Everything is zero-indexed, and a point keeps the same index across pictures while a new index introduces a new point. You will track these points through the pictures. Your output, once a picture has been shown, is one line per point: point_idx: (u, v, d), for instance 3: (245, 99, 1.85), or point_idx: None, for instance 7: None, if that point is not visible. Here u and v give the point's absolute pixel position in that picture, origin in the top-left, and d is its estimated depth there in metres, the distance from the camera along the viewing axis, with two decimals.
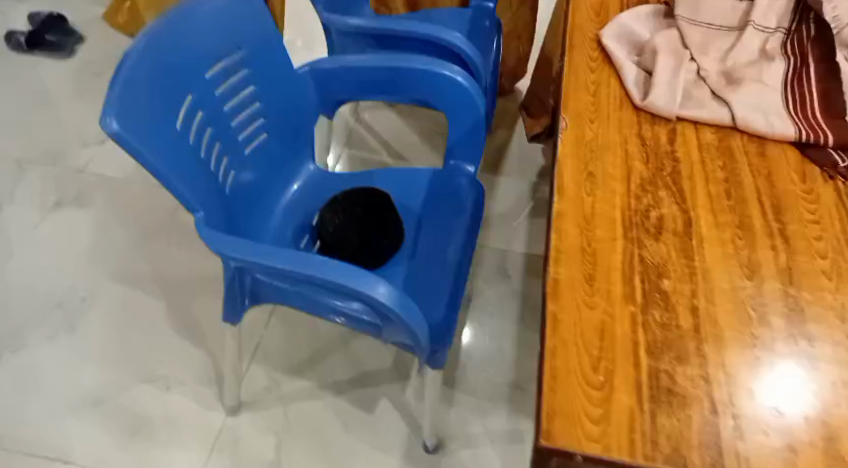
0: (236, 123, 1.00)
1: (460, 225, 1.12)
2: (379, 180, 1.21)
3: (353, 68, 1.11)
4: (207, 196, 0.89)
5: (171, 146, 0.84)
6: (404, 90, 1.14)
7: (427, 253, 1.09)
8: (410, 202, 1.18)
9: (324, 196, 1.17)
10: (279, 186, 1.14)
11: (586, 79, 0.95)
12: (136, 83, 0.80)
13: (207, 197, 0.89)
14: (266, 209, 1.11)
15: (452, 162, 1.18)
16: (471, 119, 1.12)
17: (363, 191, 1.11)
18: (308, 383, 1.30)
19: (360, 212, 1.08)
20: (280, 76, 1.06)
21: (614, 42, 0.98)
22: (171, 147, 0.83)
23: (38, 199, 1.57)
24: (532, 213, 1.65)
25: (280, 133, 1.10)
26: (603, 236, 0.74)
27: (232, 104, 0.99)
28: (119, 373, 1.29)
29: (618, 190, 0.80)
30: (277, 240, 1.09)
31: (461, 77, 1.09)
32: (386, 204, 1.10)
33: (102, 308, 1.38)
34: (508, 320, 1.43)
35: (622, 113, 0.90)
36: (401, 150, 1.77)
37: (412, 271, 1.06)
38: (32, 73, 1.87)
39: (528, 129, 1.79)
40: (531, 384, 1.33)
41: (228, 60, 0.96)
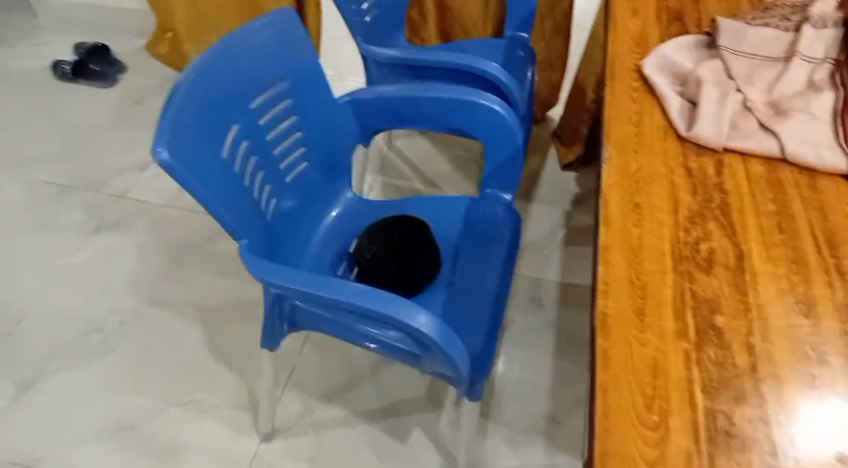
0: (277, 152, 1.02)
1: (498, 253, 1.11)
2: (415, 206, 1.19)
3: (393, 98, 1.12)
4: (251, 224, 0.90)
5: (218, 175, 0.85)
6: (441, 119, 1.14)
7: (464, 282, 1.08)
8: (447, 231, 1.16)
9: (361, 224, 1.17)
10: (318, 214, 1.14)
11: (628, 108, 0.94)
12: (185, 114, 0.82)
13: (251, 225, 0.90)
14: (305, 237, 1.11)
15: (488, 191, 1.18)
16: (510, 148, 1.12)
17: (400, 219, 1.11)
18: (341, 412, 1.28)
19: (396, 240, 1.08)
20: (320, 105, 1.07)
21: (656, 72, 0.98)
22: (217, 176, 0.85)
23: (79, 223, 1.60)
24: (566, 242, 1.63)
25: (320, 161, 1.11)
26: (652, 268, 0.72)
27: (273, 133, 1.00)
28: (154, 397, 1.29)
29: (666, 222, 0.78)
30: (315, 267, 1.09)
31: (498, 106, 1.09)
32: (423, 232, 1.09)
33: (138, 333, 1.39)
34: (542, 351, 1.40)
35: (666, 144, 0.89)
36: (433, 178, 1.77)
37: (452, 300, 1.04)
38: (76, 101, 1.93)
39: (561, 156, 1.79)
40: (566, 417, 1.30)
41: (271, 91, 0.98)
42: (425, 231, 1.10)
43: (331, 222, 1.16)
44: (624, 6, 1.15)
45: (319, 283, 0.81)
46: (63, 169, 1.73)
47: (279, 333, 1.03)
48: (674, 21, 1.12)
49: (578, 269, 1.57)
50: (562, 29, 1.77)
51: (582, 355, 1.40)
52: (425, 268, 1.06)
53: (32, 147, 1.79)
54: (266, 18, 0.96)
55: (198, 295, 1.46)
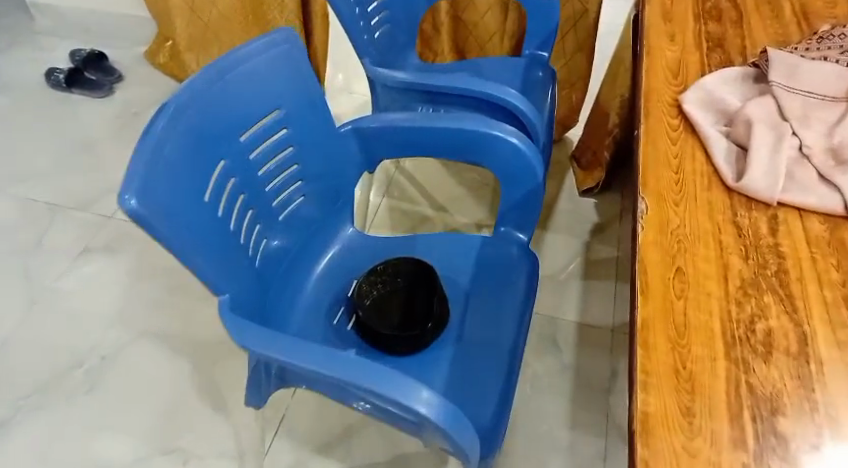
0: (268, 188, 0.92)
1: (512, 303, 0.98)
2: (423, 246, 1.07)
3: (401, 127, 1.01)
4: (236, 275, 0.80)
5: (198, 222, 0.75)
6: (453, 150, 1.03)
7: (474, 336, 0.94)
8: (455, 272, 1.04)
9: (364, 265, 1.05)
10: (316, 251, 1.03)
11: (667, 151, 0.83)
12: (163, 154, 0.72)
13: (236, 276, 0.80)
14: (300, 279, 1.00)
15: (503, 229, 1.07)
16: (529, 185, 1.01)
17: (404, 262, 1.00)
18: (336, 465, 1.17)
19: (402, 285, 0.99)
20: (321, 135, 0.97)
21: (699, 109, 0.87)
22: (198, 223, 0.75)
23: (66, 245, 1.51)
24: (585, 275, 1.51)
25: (317, 195, 1.00)
26: (700, 354, 0.61)
27: (265, 168, 0.90)
28: (134, 442, 1.19)
29: (715, 294, 0.67)
30: (310, 313, 0.98)
31: (516, 139, 0.98)
32: (430, 279, 0.98)
33: (122, 368, 1.29)
34: (558, 399, 1.29)
35: (712, 194, 0.78)
36: (443, 202, 1.65)
37: (460, 356, 0.92)
38: (72, 112, 1.84)
39: (581, 180, 1.66)
40: None
41: (263, 122, 0.88)
42: (432, 279, 0.97)
43: (329, 260, 1.05)
44: (659, 30, 1.04)
45: (311, 352, 0.70)
46: (54, 185, 1.64)
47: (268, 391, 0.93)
48: (716, 48, 1.01)
49: (598, 307, 1.45)
50: (585, 48, 1.66)
51: (601, 405, 1.28)
52: (429, 323, 0.93)
53: (23, 160, 1.70)
54: (264, 40, 0.85)
55: (188, 327, 1.36)
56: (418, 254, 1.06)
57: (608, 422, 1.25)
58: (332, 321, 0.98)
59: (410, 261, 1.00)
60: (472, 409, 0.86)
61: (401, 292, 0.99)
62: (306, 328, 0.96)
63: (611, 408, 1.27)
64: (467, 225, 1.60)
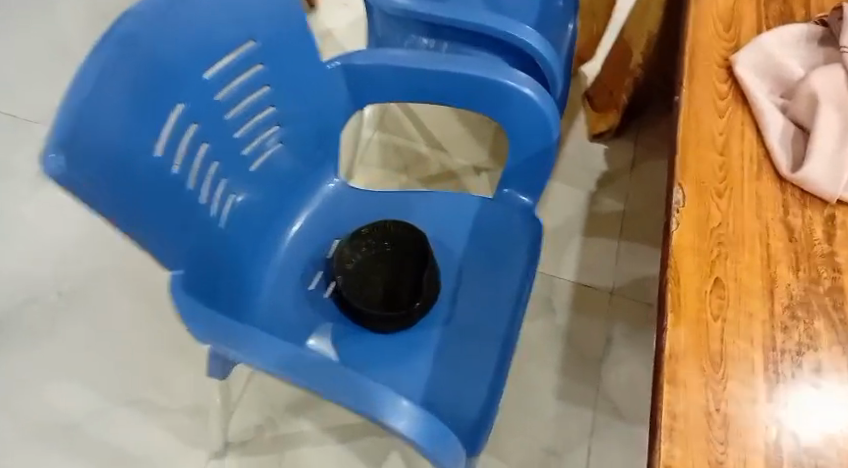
0: (238, 135, 0.80)
1: (510, 281, 0.88)
2: (415, 206, 0.95)
3: (401, 69, 0.88)
4: (188, 246, 0.70)
5: (142, 184, 0.64)
6: (457, 98, 0.90)
7: (466, 317, 0.84)
8: (449, 238, 0.92)
9: (348, 225, 0.94)
10: (294, 204, 0.92)
11: (711, 126, 0.70)
12: (102, 99, 0.58)
13: (187, 247, 0.70)
14: (276, 237, 0.89)
15: (505, 190, 0.96)
16: (540, 146, 0.90)
17: (394, 225, 0.89)
18: (307, 427, 1.10)
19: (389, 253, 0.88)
20: (301, 75, 0.83)
21: (753, 77, 0.73)
22: (142, 186, 0.63)
23: (25, 164, 1.37)
24: (587, 230, 1.38)
25: (295, 142, 0.88)
26: (737, 394, 0.51)
27: (233, 113, 0.78)
28: (94, 390, 1.12)
29: (756, 314, 0.56)
30: (283, 277, 0.88)
31: (529, 88, 0.86)
32: (422, 251, 0.87)
33: (84, 306, 1.20)
34: (547, 367, 1.20)
35: (760, 185, 0.65)
36: (441, 140, 1.51)
37: (449, 340, 0.82)
38: (34, 8, 1.63)
39: (592, 124, 1.51)
40: (570, 451, 1.12)
41: (233, 57, 0.74)
42: (424, 252, 0.87)
43: (308, 215, 0.93)
44: None
45: (282, 353, 0.61)
46: (13, 93, 1.48)
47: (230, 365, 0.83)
48: None
49: (598, 267, 1.33)
50: None
51: (593, 375, 1.20)
52: (416, 302, 0.83)
53: None
54: None
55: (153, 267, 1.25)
56: (411, 218, 0.95)
57: (597, 395, 1.18)
58: (311, 288, 0.88)
59: (401, 224, 0.89)
60: (457, 403, 0.78)
61: (388, 259, 0.88)
62: (279, 297, 0.86)
63: (601, 379, 1.19)
64: (463, 168, 1.46)
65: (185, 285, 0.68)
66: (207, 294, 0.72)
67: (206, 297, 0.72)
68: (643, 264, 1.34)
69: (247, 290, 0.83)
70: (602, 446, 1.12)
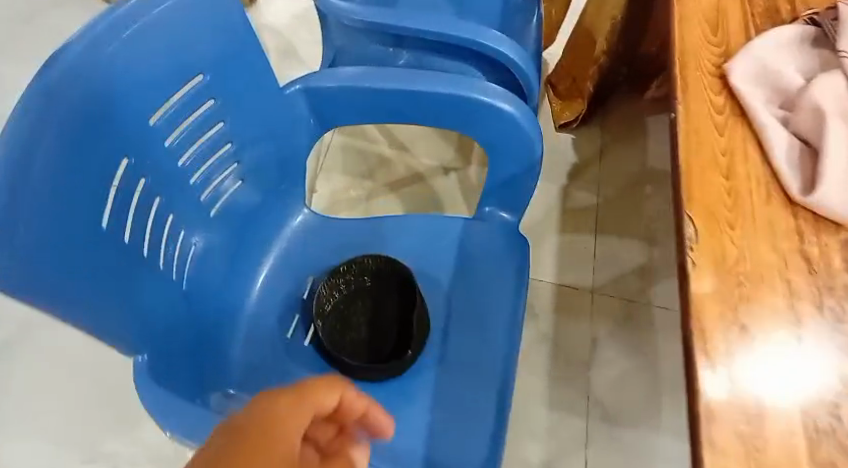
0: (193, 182, 0.71)
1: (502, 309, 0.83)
2: (394, 233, 0.89)
3: (366, 90, 0.80)
4: (148, 324, 0.62)
5: (86, 267, 0.55)
6: (428, 117, 0.83)
7: (462, 355, 0.80)
8: (433, 267, 0.87)
9: (323, 259, 0.87)
10: (262, 243, 0.84)
11: (713, 146, 0.65)
12: (34, 178, 0.49)
13: (146, 324, 0.61)
14: (246, 282, 0.81)
15: (486, 208, 0.91)
16: (521, 161, 0.84)
17: (375, 260, 0.81)
18: None
19: (370, 291, 0.82)
20: (258, 104, 0.74)
21: (750, 88, 0.69)
22: (86, 270, 0.54)
23: None
24: (563, 226, 1.35)
25: (256, 178, 0.79)
26: (780, 462, 0.49)
27: (186, 156, 0.69)
28: (62, 445, 1.10)
29: (784, 365, 0.53)
30: (256, 325, 0.80)
31: (504, 104, 0.79)
32: (409, 291, 0.80)
33: (48, 357, 1.17)
34: (537, 375, 1.18)
35: (772, 213, 0.62)
36: (403, 139, 1.43)
37: (445, 378, 0.78)
38: None
39: (557, 114, 1.45)
40: (563, 460, 1.10)
41: (177, 97, 0.65)
42: (411, 291, 0.80)
43: (280, 252, 0.86)
44: None
45: None
46: None
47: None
48: None
49: (578, 265, 1.30)
50: None
51: (581, 379, 1.17)
52: (410, 350, 0.77)
53: None
54: None
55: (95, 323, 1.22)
56: (389, 248, 0.88)
57: (588, 399, 1.15)
58: (284, 335, 0.80)
59: (382, 258, 0.81)
60: (461, 451, 0.73)
61: (371, 297, 0.82)
62: (256, 350, 0.78)
63: (590, 382, 1.17)
64: (431, 168, 1.40)
65: (151, 372, 0.61)
66: (174, 373, 0.65)
67: (174, 377, 0.64)
68: (620, 257, 1.31)
69: (218, 348, 0.76)
70: (597, 453, 1.11)
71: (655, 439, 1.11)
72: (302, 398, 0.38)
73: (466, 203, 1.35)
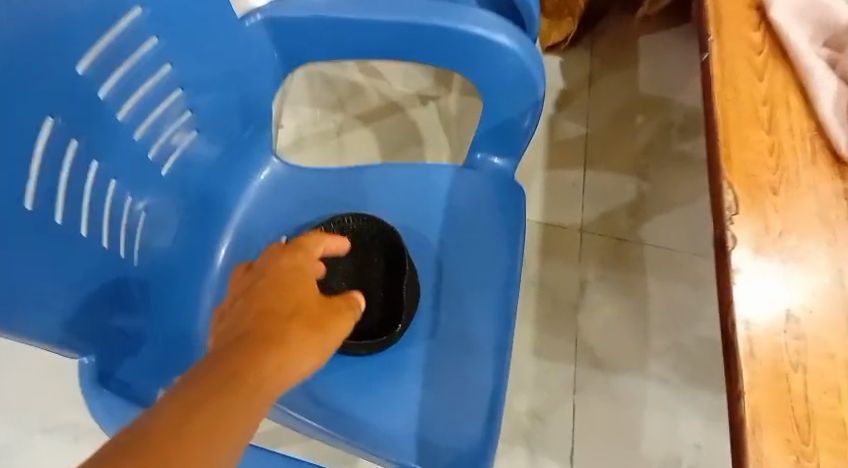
0: (137, 137, 0.59)
1: (495, 269, 0.75)
2: (375, 185, 0.79)
3: (342, 21, 0.68)
4: (92, 316, 0.52)
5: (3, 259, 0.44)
6: (412, 52, 0.71)
7: (453, 322, 0.72)
8: (421, 223, 0.78)
9: (298, 218, 0.77)
10: (224, 200, 0.73)
11: (751, 94, 0.58)
12: None
13: (90, 317, 0.52)
14: (209, 248, 0.71)
15: (478, 156, 0.82)
16: (519, 103, 0.74)
17: (357, 219, 0.73)
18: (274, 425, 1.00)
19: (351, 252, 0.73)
20: (211, 41, 0.62)
21: (795, 24, 0.59)
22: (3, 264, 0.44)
23: None
24: (550, 160, 1.26)
25: (213, 126, 0.68)
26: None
27: (126, 108, 0.57)
28: (9, 421, 1.00)
29: (836, 353, 0.48)
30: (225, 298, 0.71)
31: (501, 35, 0.68)
32: (396, 253, 0.71)
33: None
34: (526, 321, 1.12)
35: (818, 172, 0.54)
36: (375, 65, 1.30)
37: (436, 348, 0.71)
38: None
39: (545, 37, 1.34)
40: (552, 412, 1.06)
41: (107, 37, 0.52)
42: (398, 254, 0.71)
43: (247, 209, 0.76)
44: None
45: None
46: None
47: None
48: None
49: (567, 203, 1.22)
50: None
51: (571, 325, 1.12)
52: (401, 323, 0.70)
53: None
54: None
55: None
56: (371, 203, 0.78)
57: (577, 346, 1.11)
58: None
59: (364, 217, 0.73)
60: (457, 430, 0.66)
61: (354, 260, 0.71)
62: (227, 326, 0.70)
63: (579, 328, 1.12)
64: (406, 97, 1.27)
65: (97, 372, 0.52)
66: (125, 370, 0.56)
67: (125, 373, 0.56)
68: (610, 194, 1.23)
69: (172, 327, 0.65)
70: (586, 400, 1.07)
71: (643, 385, 1.08)
72: (306, 248, 0.49)
73: (445, 137, 1.24)
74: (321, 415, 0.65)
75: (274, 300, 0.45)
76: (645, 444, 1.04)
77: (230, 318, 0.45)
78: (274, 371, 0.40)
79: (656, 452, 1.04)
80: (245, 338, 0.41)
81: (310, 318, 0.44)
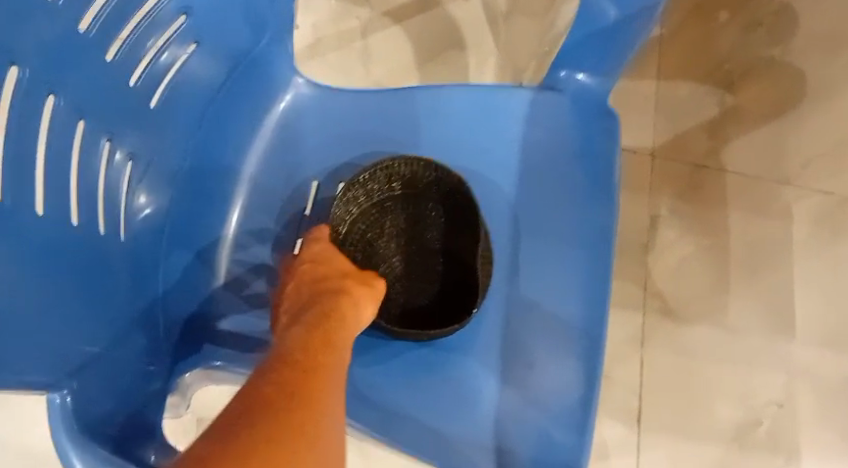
0: (109, 60, 0.41)
1: (583, 231, 0.59)
2: (429, 114, 0.61)
3: None
4: (58, 333, 0.36)
5: None
6: None
7: (533, 300, 0.57)
8: (491, 166, 0.61)
9: (333, 159, 0.60)
10: (234, 138, 0.56)
11: None
12: None
13: (57, 335, 0.35)
14: (217, 204, 0.55)
15: (560, 74, 0.63)
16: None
17: (413, 165, 0.55)
18: None
19: (399, 201, 0.57)
20: None
21: None
22: None
23: None
24: None
25: (216, 37, 0.50)
26: None
27: (91, 16, 0.38)
28: None
29: None
30: (245, 264, 0.56)
31: None
32: (464, 214, 0.56)
33: None
34: None
35: None
36: None
37: (512, 325, 0.57)
38: None
39: None
40: (616, 369, 0.94)
41: None
42: (471, 215, 0.55)
43: (267, 147, 0.59)
44: None
45: None
46: None
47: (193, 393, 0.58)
48: None
49: (636, 121, 1.03)
50: None
51: (638, 268, 0.98)
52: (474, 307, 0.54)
53: None
54: None
55: None
56: (425, 137, 0.61)
57: (644, 291, 0.97)
58: (270, 282, 0.56)
59: (425, 162, 0.55)
60: (538, 436, 0.54)
61: (409, 216, 0.57)
62: (249, 306, 0.55)
63: (647, 271, 0.98)
64: None
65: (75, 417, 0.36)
66: (110, 398, 0.41)
67: (113, 401, 0.41)
68: (687, 109, 1.04)
69: (169, 312, 0.50)
70: (655, 354, 0.94)
71: (719, 337, 0.95)
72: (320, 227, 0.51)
73: (493, 39, 1.03)
74: (385, 424, 0.52)
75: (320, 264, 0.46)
76: (721, 404, 0.93)
77: (284, 296, 0.46)
78: (353, 312, 0.43)
79: (732, 414, 0.92)
80: (313, 300, 0.44)
81: (361, 272, 0.47)
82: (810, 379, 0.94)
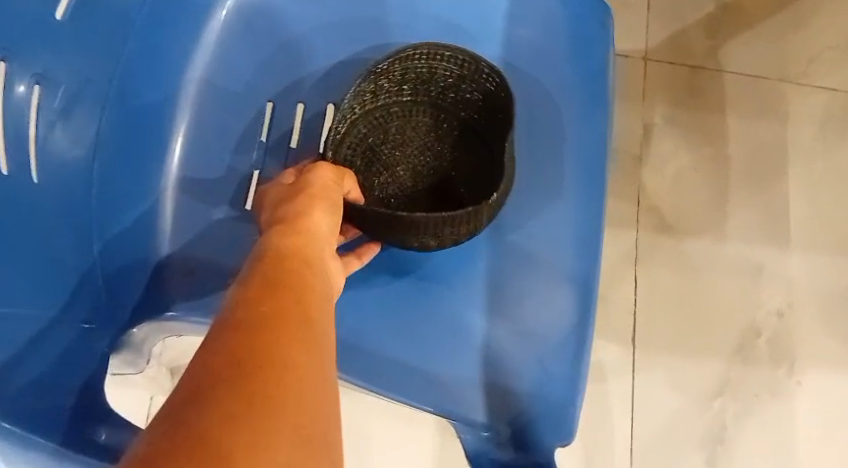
0: None
1: (579, 140, 0.53)
2: (398, 19, 0.54)
3: None
4: None
5: None
6: None
7: (527, 218, 0.52)
8: None
9: (288, 74, 0.52)
10: (165, 53, 0.49)
11: None
12: None
13: None
14: (152, 133, 0.48)
15: None
16: None
17: (431, 59, 0.48)
18: None
19: (411, 103, 0.51)
20: None
21: None
22: None
23: None
24: None
25: None
26: None
27: None
28: None
29: None
30: (194, 201, 0.50)
31: None
32: (492, 119, 0.50)
33: None
34: None
35: None
36: None
37: (516, 240, 0.52)
38: None
39: None
40: (613, 288, 0.90)
41: None
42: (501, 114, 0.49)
43: (210, 63, 0.51)
44: None
45: None
46: None
47: (149, 348, 0.53)
48: None
49: (629, 21, 0.96)
50: None
51: (633, 183, 0.92)
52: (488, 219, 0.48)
53: None
54: None
55: None
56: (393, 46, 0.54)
57: (640, 206, 0.92)
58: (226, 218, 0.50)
59: (446, 54, 0.48)
60: (533, 364, 0.50)
61: (420, 124, 0.51)
62: (204, 245, 0.49)
63: (642, 184, 0.92)
64: None
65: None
66: (39, 359, 0.35)
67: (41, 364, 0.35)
68: (683, 7, 0.96)
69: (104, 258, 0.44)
70: (653, 271, 0.90)
71: (718, 252, 0.91)
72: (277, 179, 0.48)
73: None
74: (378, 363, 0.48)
75: (268, 198, 0.45)
76: (721, 321, 0.89)
77: None
78: (299, 238, 0.38)
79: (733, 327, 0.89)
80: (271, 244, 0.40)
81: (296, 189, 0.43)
82: (813, 292, 0.90)
